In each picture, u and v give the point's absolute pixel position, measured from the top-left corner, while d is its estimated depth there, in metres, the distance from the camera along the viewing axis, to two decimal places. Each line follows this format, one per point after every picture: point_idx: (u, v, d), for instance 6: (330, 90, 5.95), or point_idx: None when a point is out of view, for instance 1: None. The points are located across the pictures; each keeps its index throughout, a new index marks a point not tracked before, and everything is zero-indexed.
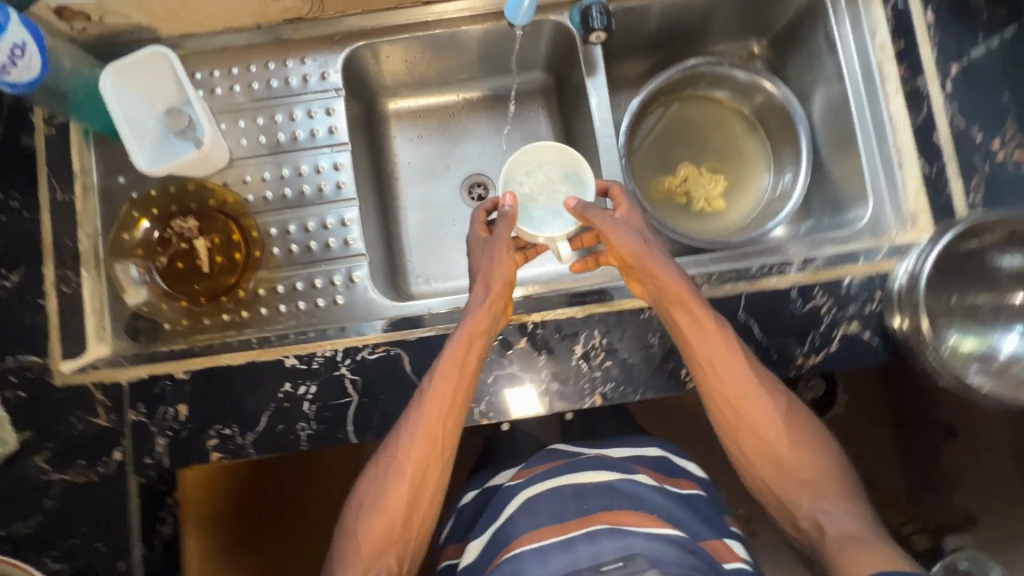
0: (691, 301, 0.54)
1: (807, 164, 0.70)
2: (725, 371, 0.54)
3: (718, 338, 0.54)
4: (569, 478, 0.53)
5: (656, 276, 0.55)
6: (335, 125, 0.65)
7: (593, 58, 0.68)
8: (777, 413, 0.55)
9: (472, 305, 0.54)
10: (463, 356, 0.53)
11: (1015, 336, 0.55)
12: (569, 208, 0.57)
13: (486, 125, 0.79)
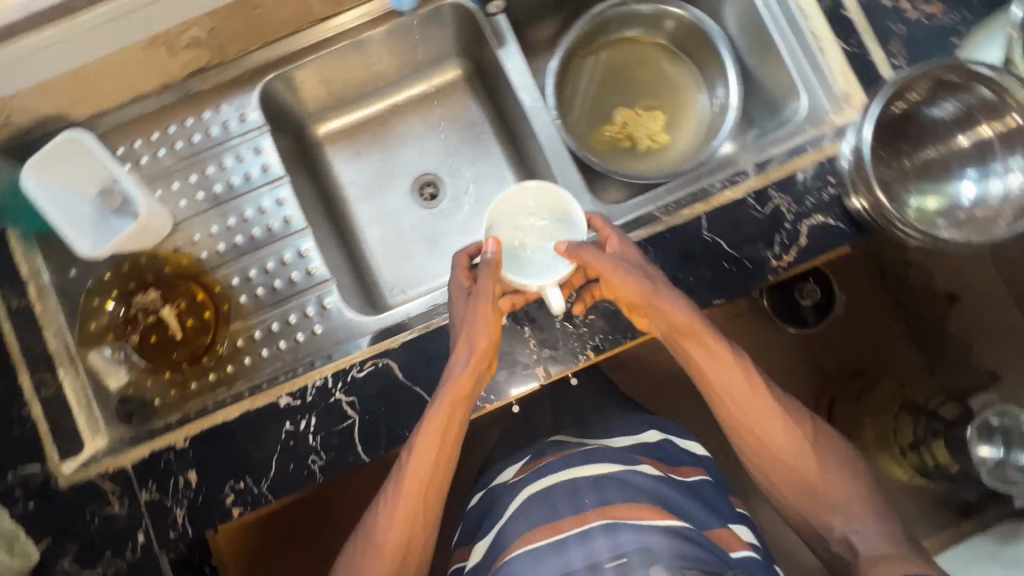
0: (702, 338, 0.54)
1: (735, 76, 0.71)
2: (741, 400, 0.56)
3: (731, 366, 0.55)
4: (573, 472, 0.65)
5: (661, 313, 0.53)
6: (267, 162, 0.64)
7: (500, 29, 0.68)
8: (796, 435, 0.56)
9: (456, 366, 0.52)
10: (449, 427, 0.52)
11: (970, 182, 0.56)
12: (559, 252, 0.55)
13: (418, 123, 0.79)
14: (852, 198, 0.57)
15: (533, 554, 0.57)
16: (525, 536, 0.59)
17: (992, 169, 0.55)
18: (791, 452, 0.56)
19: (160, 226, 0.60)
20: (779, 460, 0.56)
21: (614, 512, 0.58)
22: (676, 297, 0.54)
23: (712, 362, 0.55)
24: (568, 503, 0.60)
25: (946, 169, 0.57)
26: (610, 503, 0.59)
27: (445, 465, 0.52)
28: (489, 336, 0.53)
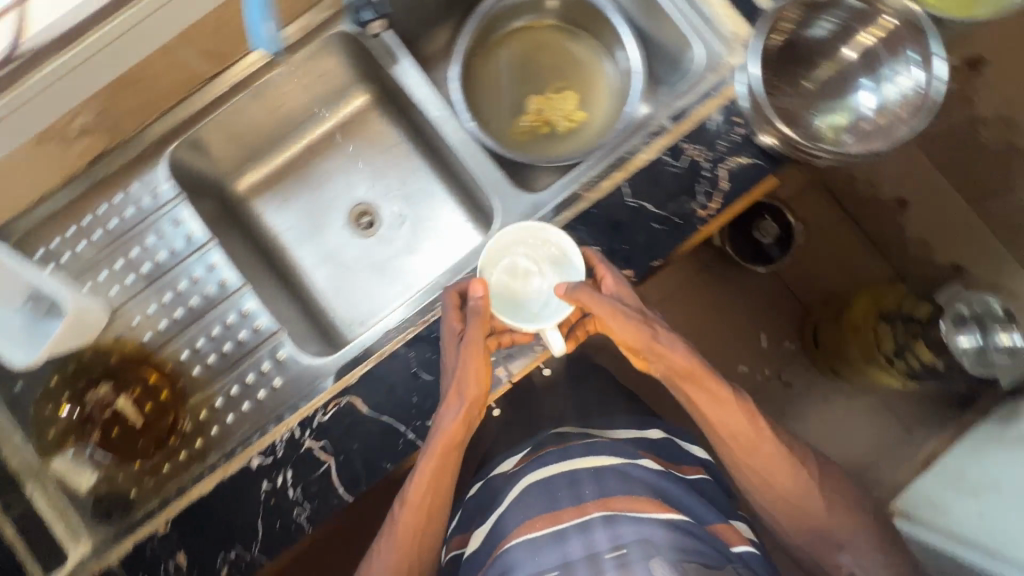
0: (703, 379, 0.60)
1: (633, 42, 0.72)
2: (740, 424, 0.63)
3: (727, 404, 0.62)
4: (578, 464, 0.70)
5: (662, 354, 0.58)
6: (190, 231, 0.63)
7: (390, 47, 0.68)
8: (786, 462, 0.64)
9: (445, 417, 0.53)
10: (440, 471, 0.56)
11: (866, 91, 0.58)
12: (559, 294, 0.55)
13: (339, 157, 0.79)
14: (761, 133, 0.57)
15: (530, 544, 0.62)
16: (524, 528, 0.64)
17: (882, 75, 0.57)
18: (781, 468, 0.64)
19: (95, 320, 0.59)
20: (765, 472, 0.64)
21: (614, 505, 0.63)
22: (676, 342, 0.59)
23: (713, 399, 0.62)
24: (570, 498, 0.65)
25: (840, 87, 0.59)
26: (609, 500, 0.64)
27: (436, 501, 0.58)
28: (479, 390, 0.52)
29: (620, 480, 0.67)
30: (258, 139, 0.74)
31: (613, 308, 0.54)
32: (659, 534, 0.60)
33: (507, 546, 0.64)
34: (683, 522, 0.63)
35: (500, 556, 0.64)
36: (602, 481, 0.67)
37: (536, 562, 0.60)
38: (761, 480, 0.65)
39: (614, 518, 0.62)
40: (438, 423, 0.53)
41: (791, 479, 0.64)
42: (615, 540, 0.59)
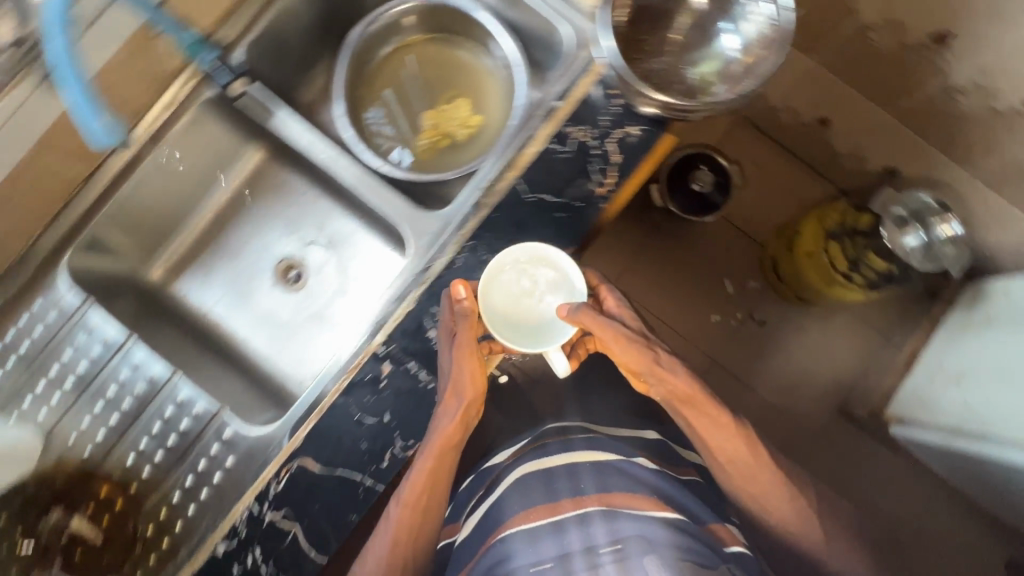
0: (698, 403, 0.74)
1: (509, 34, 0.71)
2: (735, 448, 0.74)
3: (723, 425, 0.75)
4: (580, 457, 0.75)
5: (662, 376, 0.73)
6: (106, 334, 0.62)
7: (260, 100, 0.67)
8: (777, 480, 0.74)
9: (445, 417, 0.57)
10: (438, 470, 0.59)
11: (727, 35, 0.59)
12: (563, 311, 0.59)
13: (250, 219, 0.78)
14: (642, 99, 0.57)
15: (525, 535, 0.67)
16: (525, 515, 0.69)
17: (738, 15, 0.58)
18: (772, 484, 0.74)
19: (27, 449, 0.57)
20: (757, 493, 0.74)
21: (614, 501, 0.68)
22: (673, 366, 0.74)
23: (712, 421, 0.75)
24: (570, 490, 0.70)
25: (703, 35, 0.60)
26: (610, 497, 0.69)
27: (433, 501, 0.61)
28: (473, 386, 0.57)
29: (620, 476, 0.72)
30: (160, 221, 0.73)
31: (609, 327, 0.70)
32: (657, 532, 0.64)
33: (503, 535, 0.69)
34: (682, 522, 0.67)
35: (496, 543, 0.69)
36: (602, 478, 0.72)
37: (534, 549, 0.65)
38: (759, 503, 0.75)
39: (614, 514, 0.66)
40: (434, 426, 0.57)
41: (785, 499, 0.74)
42: (613, 537, 0.63)
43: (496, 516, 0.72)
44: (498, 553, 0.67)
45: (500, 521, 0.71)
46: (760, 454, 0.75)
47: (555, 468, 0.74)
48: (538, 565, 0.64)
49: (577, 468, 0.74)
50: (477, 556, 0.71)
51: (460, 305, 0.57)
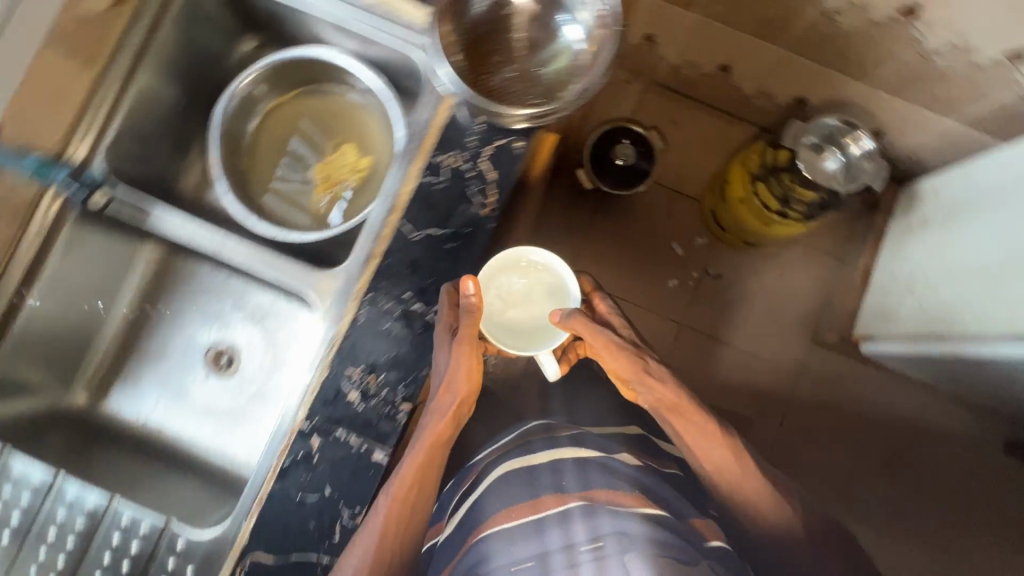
0: (686, 413, 0.79)
1: (372, 71, 0.70)
2: (722, 456, 0.77)
3: (711, 434, 0.78)
4: (565, 453, 0.76)
5: (650, 385, 0.80)
6: (35, 479, 0.62)
7: (131, 200, 0.68)
8: (761, 488, 0.76)
9: (443, 407, 0.61)
10: (430, 463, 0.61)
11: (567, 26, 0.60)
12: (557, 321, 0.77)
13: (167, 315, 0.77)
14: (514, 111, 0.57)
15: (509, 531, 0.69)
16: (511, 513, 0.71)
17: (571, 5, 0.59)
18: (755, 487, 0.76)
19: None
20: (741, 495, 0.76)
21: (597, 497, 0.69)
22: (661, 375, 0.81)
23: (699, 430, 0.78)
24: (551, 486, 0.71)
25: (545, 33, 0.61)
26: (592, 494, 0.70)
27: (422, 497, 0.61)
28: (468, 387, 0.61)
29: (601, 471, 0.74)
30: (71, 334, 0.73)
31: (602, 337, 0.78)
32: (635, 526, 0.66)
33: (485, 534, 0.71)
34: (664, 517, 0.69)
35: (478, 543, 0.70)
36: (584, 473, 0.73)
37: (516, 546, 0.67)
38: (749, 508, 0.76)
39: (597, 510, 0.68)
40: (428, 422, 0.62)
41: (772, 503, 0.76)
42: (594, 536, 0.65)
43: (480, 512, 0.73)
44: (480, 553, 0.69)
45: (486, 516, 0.72)
46: (745, 461, 0.77)
47: (539, 465, 0.75)
48: (520, 564, 0.66)
49: (560, 462, 0.74)
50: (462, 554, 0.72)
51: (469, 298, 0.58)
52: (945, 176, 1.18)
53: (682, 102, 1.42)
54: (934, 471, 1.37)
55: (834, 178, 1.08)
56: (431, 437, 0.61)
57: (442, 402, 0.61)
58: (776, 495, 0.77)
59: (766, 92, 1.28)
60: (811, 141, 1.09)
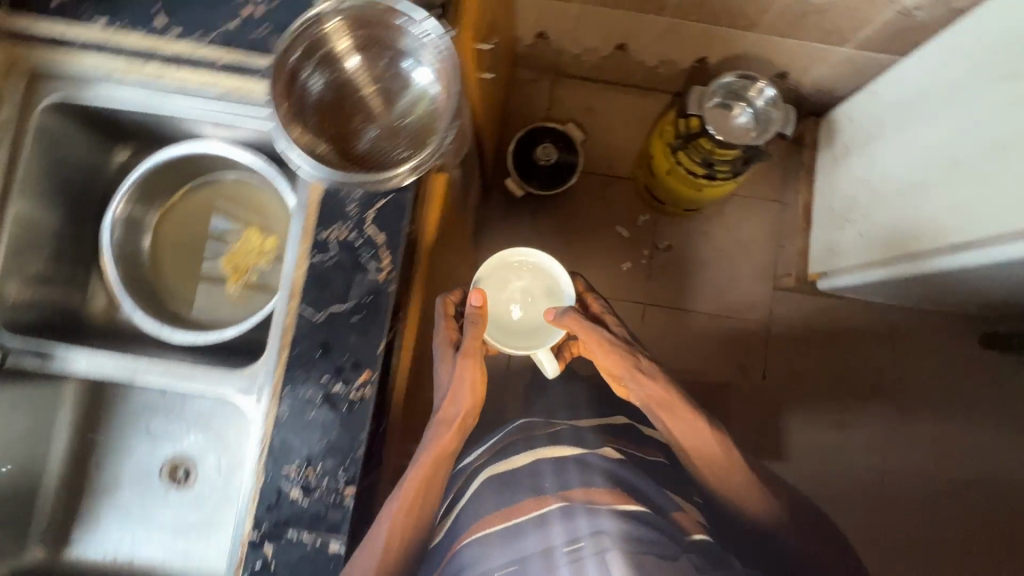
0: (676, 410, 0.80)
1: (251, 152, 0.69)
2: (710, 449, 0.79)
3: (697, 430, 0.80)
4: (545, 454, 0.81)
5: (641, 382, 0.80)
6: None
7: (31, 347, 0.68)
8: (743, 478, 0.79)
9: (454, 410, 0.67)
10: (434, 471, 0.65)
11: (415, 68, 0.58)
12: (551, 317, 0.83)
13: (111, 446, 0.75)
14: (398, 171, 0.56)
15: (495, 536, 0.73)
16: (495, 518, 0.75)
17: (411, 49, 0.57)
18: (739, 479, 0.79)
19: None
20: (726, 487, 0.79)
21: (574, 497, 0.74)
22: (654, 372, 0.81)
23: (687, 424, 0.80)
24: (531, 492, 0.75)
25: (398, 83, 0.60)
26: (570, 494, 0.74)
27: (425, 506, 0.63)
28: (472, 398, 0.67)
29: (580, 470, 0.78)
30: (12, 478, 0.72)
31: (598, 337, 0.80)
32: (611, 524, 0.70)
33: (469, 539, 0.74)
34: (644, 514, 0.74)
35: (465, 547, 0.74)
36: (561, 475, 0.77)
37: (498, 552, 0.72)
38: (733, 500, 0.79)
39: (574, 511, 0.72)
40: (434, 437, 0.66)
41: (757, 494, 0.79)
42: (571, 536, 0.69)
43: (468, 517, 0.76)
44: (464, 557, 0.73)
45: (473, 520, 0.75)
46: (732, 456, 0.79)
47: (517, 467, 0.79)
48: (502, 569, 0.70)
49: (539, 464, 0.79)
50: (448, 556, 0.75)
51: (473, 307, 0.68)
52: (853, 102, 1.21)
53: (592, 88, 1.43)
54: (915, 388, 1.39)
55: (748, 130, 1.08)
56: (437, 449, 0.65)
57: (451, 413, 0.67)
58: (761, 488, 0.80)
59: (667, 61, 1.28)
60: (715, 100, 1.10)
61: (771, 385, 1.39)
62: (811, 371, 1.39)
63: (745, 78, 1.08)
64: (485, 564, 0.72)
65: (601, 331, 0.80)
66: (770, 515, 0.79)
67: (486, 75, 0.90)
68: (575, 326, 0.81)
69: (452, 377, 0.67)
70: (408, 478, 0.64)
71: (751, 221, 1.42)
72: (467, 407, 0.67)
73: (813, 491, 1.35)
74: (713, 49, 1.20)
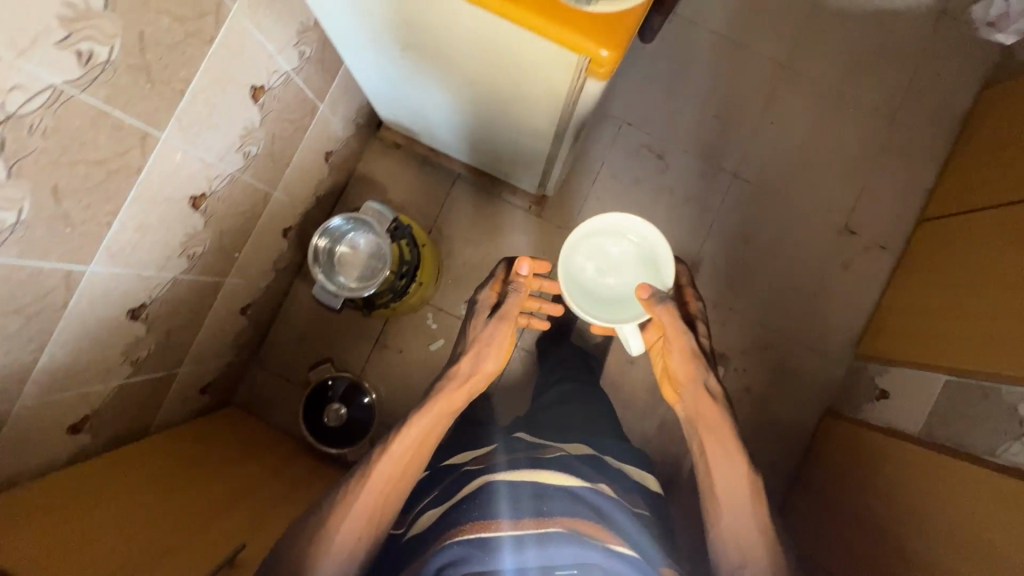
0: (722, 434, 0.90)
1: None
2: (738, 485, 0.86)
3: (737, 462, 0.88)
4: (558, 481, 0.81)
5: (697, 397, 0.94)
6: None
7: None
8: (751, 521, 0.84)
9: (488, 364, 1.00)
10: (434, 427, 0.91)
11: None
12: (645, 295, 0.94)
13: None
14: None
15: (511, 542, 0.72)
16: (513, 523, 0.74)
17: None
18: (751, 532, 0.83)
19: None
20: (732, 526, 0.84)
21: (584, 530, 0.74)
22: (714, 396, 0.94)
23: (727, 456, 0.88)
24: (560, 510, 0.76)
25: None
26: (598, 528, 0.76)
27: (416, 459, 0.88)
28: (502, 341, 1.01)
29: (584, 501, 0.79)
30: None
31: (678, 339, 0.94)
32: (616, 566, 0.72)
33: (459, 536, 0.73)
34: (632, 555, 0.74)
35: (449, 544, 0.73)
36: (574, 506, 0.77)
37: (504, 556, 0.71)
38: (736, 543, 0.83)
39: (586, 543, 0.73)
40: (449, 389, 0.95)
41: (769, 553, 0.81)
42: (580, 563, 0.72)
43: (475, 516, 0.75)
44: (455, 551, 0.72)
45: (487, 519, 0.74)
46: (761, 509, 0.85)
47: (543, 484, 0.80)
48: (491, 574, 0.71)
49: (562, 488, 0.80)
50: (436, 551, 0.73)
51: (521, 275, 1.01)
52: (381, 107, 1.17)
53: (278, 324, 1.35)
54: (678, 112, 1.42)
55: (379, 244, 1.05)
56: (451, 399, 0.94)
57: (470, 366, 0.99)
58: (773, 542, 0.83)
59: (271, 261, 1.20)
60: (340, 278, 1.04)
61: None
62: (629, 207, 1.41)
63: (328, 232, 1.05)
64: (484, 556, 0.71)
65: (692, 338, 0.96)
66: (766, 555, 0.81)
67: (238, 551, 0.83)
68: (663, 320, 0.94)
69: (491, 334, 1.00)
70: (409, 435, 0.88)
71: (465, 210, 1.37)
72: (491, 354, 1.00)
73: (734, 252, 1.41)
74: (274, 222, 1.13)
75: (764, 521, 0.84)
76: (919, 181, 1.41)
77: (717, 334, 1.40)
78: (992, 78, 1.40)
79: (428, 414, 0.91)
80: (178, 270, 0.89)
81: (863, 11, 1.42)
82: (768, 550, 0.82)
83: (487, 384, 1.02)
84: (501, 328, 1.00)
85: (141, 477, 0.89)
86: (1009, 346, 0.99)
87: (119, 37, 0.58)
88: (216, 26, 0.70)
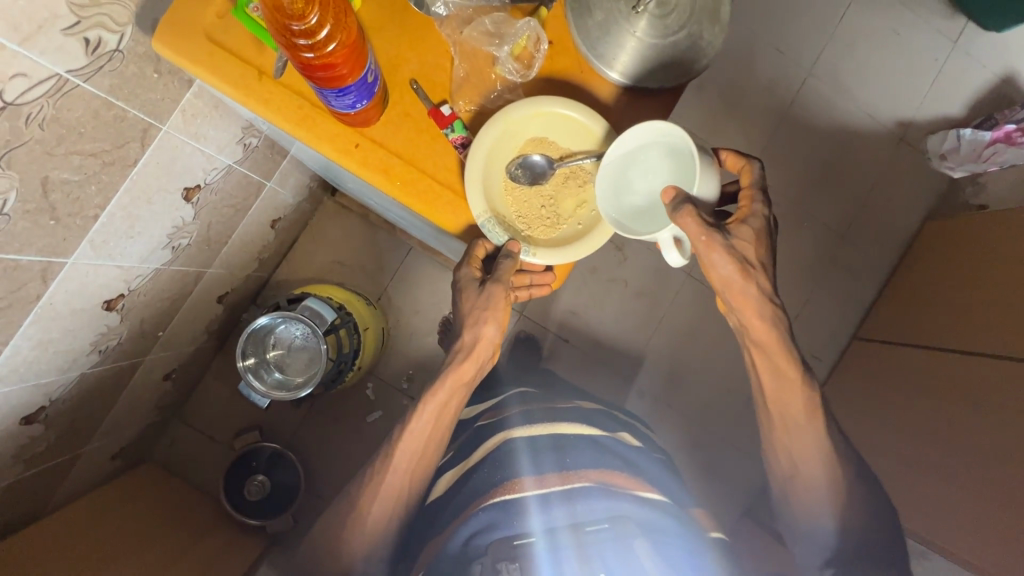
0: (767, 349, 0.68)
1: None
2: (786, 396, 0.69)
3: (793, 385, 0.69)
4: (576, 430, 0.72)
5: (742, 312, 0.66)
6: None
7: None
8: (824, 459, 0.70)
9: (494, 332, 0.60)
10: (448, 403, 0.68)
11: None
12: (669, 198, 0.50)
13: None
14: None
15: (539, 499, 0.64)
16: (537, 480, 0.66)
17: None
18: (823, 475, 0.70)
19: None
20: (785, 441, 0.70)
21: (613, 482, 0.66)
22: (764, 306, 0.65)
23: (774, 371, 0.69)
24: (590, 463, 0.68)
25: None
26: (613, 474, 0.67)
27: (429, 451, 0.69)
28: (507, 304, 0.57)
29: (597, 449, 0.70)
30: None
31: (718, 250, 0.60)
32: (652, 521, 0.64)
33: (484, 502, 0.65)
34: (663, 500, 0.66)
35: (475, 513, 0.65)
36: (598, 454, 0.70)
37: (530, 519, 0.63)
38: (787, 455, 0.71)
39: (614, 493, 0.65)
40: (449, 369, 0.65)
41: (841, 492, 0.70)
42: (610, 514, 0.64)
43: (504, 475, 0.67)
44: (478, 521, 0.64)
45: (514, 476, 0.67)
46: (813, 420, 0.69)
47: (564, 430, 0.71)
48: (522, 538, 0.63)
49: (591, 437, 0.72)
50: (460, 523, 0.66)
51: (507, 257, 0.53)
52: None
53: (206, 382, 1.30)
54: None
55: (309, 343, 1.03)
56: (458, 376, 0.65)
57: (471, 336, 0.61)
58: (830, 451, 0.70)
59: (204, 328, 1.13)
60: (276, 375, 1.03)
61: (574, 336, 1.40)
62: (583, 294, 1.41)
63: (258, 329, 1.01)
64: (513, 518, 0.63)
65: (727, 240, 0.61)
66: (833, 496, 0.69)
67: None
68: (714, 232, 0.49)
69: (491, 311, 0.58)
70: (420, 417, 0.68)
71: (419, 280, 1.30)
72: (489, 321, 0.59)
73: (683, 346, 1.40)
74: (209, 295, 1.06)
75: (843, 470, 0.70)
76: (860, 300, 1.47)
77: (658, 429, 1.38)
78: (939, 209, 1.46)
79: (440, 391, 0.66)
80: (86, 366, 0.82)
81: (824, 127, 1.46)
82: (839, 501, 0.69)
83: (498, 357, 0.67)
84: (504, 290, 0.55)
85: (34, 564, 0.83)
86: (931, 503, 1.05)
87: (14, 190, 0.52)
88: (141, 151, 0.64)
